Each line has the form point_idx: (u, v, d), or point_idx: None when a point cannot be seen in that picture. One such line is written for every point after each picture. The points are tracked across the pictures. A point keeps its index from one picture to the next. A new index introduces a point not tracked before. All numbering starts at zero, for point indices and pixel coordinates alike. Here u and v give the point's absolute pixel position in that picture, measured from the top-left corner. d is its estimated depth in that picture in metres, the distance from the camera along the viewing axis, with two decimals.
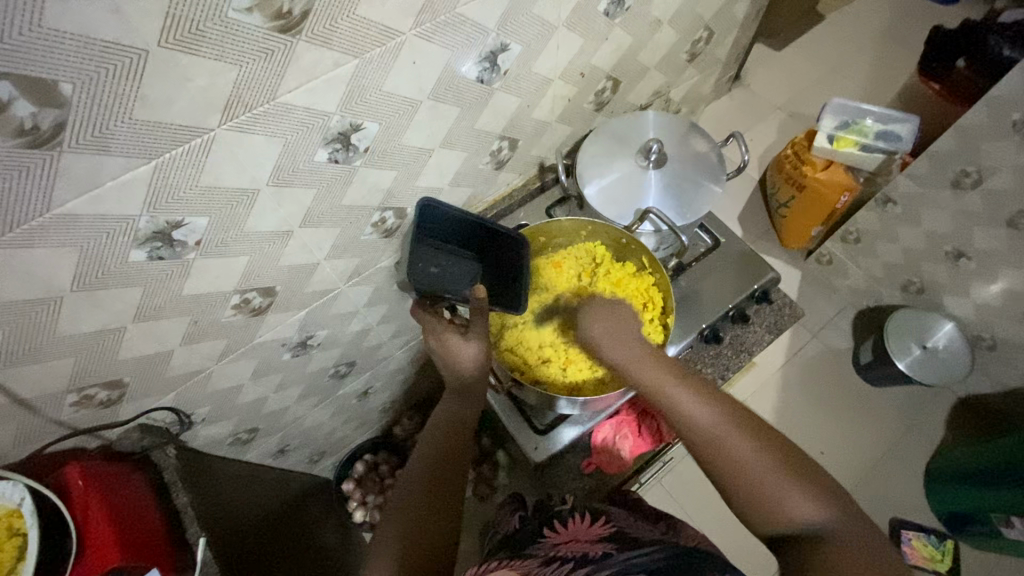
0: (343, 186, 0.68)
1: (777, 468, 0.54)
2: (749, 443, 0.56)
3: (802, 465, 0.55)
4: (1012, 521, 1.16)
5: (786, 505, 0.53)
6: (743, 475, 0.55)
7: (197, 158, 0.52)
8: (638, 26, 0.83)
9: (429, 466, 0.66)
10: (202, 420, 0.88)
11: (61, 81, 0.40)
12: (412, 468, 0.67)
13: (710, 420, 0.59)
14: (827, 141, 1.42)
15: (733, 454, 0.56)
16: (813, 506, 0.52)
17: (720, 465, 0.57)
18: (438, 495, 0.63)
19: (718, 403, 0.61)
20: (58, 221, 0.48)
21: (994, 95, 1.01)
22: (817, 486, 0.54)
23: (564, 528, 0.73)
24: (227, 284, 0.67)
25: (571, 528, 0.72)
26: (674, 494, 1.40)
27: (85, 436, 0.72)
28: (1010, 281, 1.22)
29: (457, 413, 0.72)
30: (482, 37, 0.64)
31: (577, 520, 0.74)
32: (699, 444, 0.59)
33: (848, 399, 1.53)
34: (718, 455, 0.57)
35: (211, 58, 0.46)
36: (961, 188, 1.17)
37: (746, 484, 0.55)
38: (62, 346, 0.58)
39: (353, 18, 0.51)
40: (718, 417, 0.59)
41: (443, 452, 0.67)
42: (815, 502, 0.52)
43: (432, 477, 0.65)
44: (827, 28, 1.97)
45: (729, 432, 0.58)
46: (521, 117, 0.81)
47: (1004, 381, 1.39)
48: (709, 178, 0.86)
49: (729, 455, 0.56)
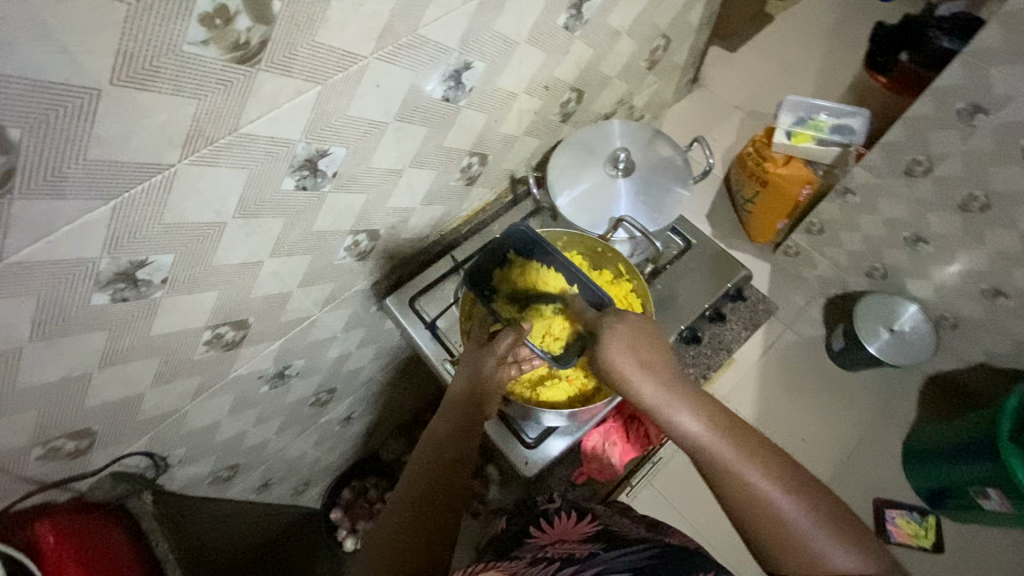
0: (314, 212, 0.67)
1: (826, 531, 0.49)
2: (804, 510, 0.50)
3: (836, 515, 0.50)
4: (989, 494, 1.21)
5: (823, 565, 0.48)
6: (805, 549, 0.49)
7: (159, 195, 0.50)
8: (598, 37, 0.84)
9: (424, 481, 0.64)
10: (178, 462, 0.85)
11: (10, 126, 0.39)
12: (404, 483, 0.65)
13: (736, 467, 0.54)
14: (785, 137, 1.47)
15: (786, 520, 0.50)
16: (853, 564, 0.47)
17: (771, 532, 0.50)
18: (433, 508, 0.62)
19: (769, 459, 0.54)
20: (12, 269, 0.45)
21: (938, 86, 1.06)
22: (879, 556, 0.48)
23: (551, 528, 0.73)
24: (197, 321, 0.65)
25: (558, 527, 0.73)
26: (664, 493, 1.41)
27: (54, 489, 0.69)
28: (968, 261, 1.28)
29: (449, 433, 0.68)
30: (445, 56, 0.64)
31: (563, 517, 0.75)
32: (746, 507, 0.52)
33: (824, 386, 1.57)
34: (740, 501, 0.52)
35: (167, 93, 0.44)
36: (914, 176, 1.22)
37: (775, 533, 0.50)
38: (22, 399, 0.56)
39: (313, 45, 0.50)
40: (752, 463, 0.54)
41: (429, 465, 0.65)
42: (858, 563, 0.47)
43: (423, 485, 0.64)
44: (776, 29, 2.04)
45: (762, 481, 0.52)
46: (488, 133, 0.82)
47: (968, 356, 1.45)
48: (677, 182, 0.88)
49: (774, 520, 0.50)
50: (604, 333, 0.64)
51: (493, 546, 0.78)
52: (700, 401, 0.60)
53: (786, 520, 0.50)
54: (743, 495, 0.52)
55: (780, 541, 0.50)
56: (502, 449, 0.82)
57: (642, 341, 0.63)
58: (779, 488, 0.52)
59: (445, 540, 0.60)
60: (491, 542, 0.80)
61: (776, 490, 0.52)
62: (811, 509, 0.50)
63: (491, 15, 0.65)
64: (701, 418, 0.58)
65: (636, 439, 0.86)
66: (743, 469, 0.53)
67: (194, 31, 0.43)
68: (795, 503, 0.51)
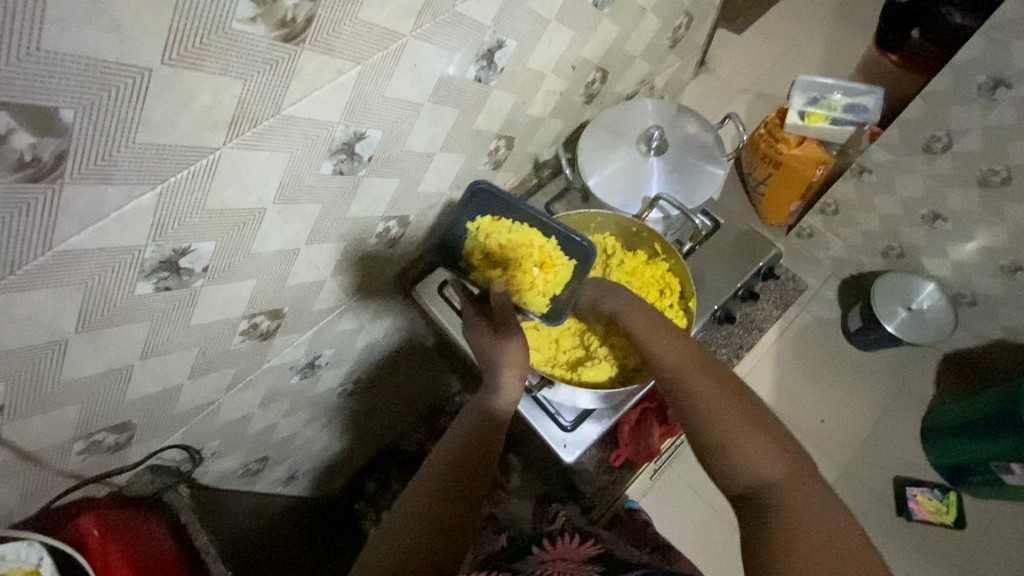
0: (348, 199, 0.66)
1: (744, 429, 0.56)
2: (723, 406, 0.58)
3: (764, 422, 0.56)
4: (1012, 469, 1.21)
5: (740, 455, 0.54)
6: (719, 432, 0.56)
7: (203, 180, 0.49)
8: (623, 15, 0.83)
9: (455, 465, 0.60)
10: (211, 455, 0.85)
11: (62, 108, 0.38)
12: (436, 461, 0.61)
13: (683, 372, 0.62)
14: (799, 117, 1.46)
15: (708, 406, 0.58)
16: (765, 457, 0.53)
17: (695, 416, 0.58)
18: (459, 491, 0.59)
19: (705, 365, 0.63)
20: (61, 258, 0.45)
21: (960, 60, 1.05)
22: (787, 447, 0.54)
23: (554, 547, 0.74)
24: (234, 311, 0.65)
25: (560, 547, 0.74)
26: (685, 478, 1.41)
27: (93, 484, 0.68)
28: (987, 238, 1.27)
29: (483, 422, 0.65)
30: (478, 34, 0.63)
31: (567, 538, 0.76)
32: (682, 392, 0.61)
33: (842, 366, 1.57)
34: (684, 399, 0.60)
35: (215, 73, 0.43)
36: (932, 152, 1.21)
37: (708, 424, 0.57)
38: (66, 393, 0.55)
39: (355, 23, 0.49)
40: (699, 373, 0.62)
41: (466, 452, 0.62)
42: (771, 458, 0.53)
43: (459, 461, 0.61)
44: (785, 9, 2.01)
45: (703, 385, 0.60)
46: (516, 115, 0.81)
47: (986, 334, 1.45)
48: (710, 160, 0.87)
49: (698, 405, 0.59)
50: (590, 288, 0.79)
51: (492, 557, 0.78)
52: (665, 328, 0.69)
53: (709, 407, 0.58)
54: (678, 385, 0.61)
55: (701, 422, 0.58)
56: (538, 432, 0.80)
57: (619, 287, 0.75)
58: (708, 382, 0.60)
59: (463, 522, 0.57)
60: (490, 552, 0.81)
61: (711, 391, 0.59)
62: (730, 404, 0.58)
63: None
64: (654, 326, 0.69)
65: (672, 422, 0.86)
66: (679, 371, 0.63)
67: (242, 8, 0.41)
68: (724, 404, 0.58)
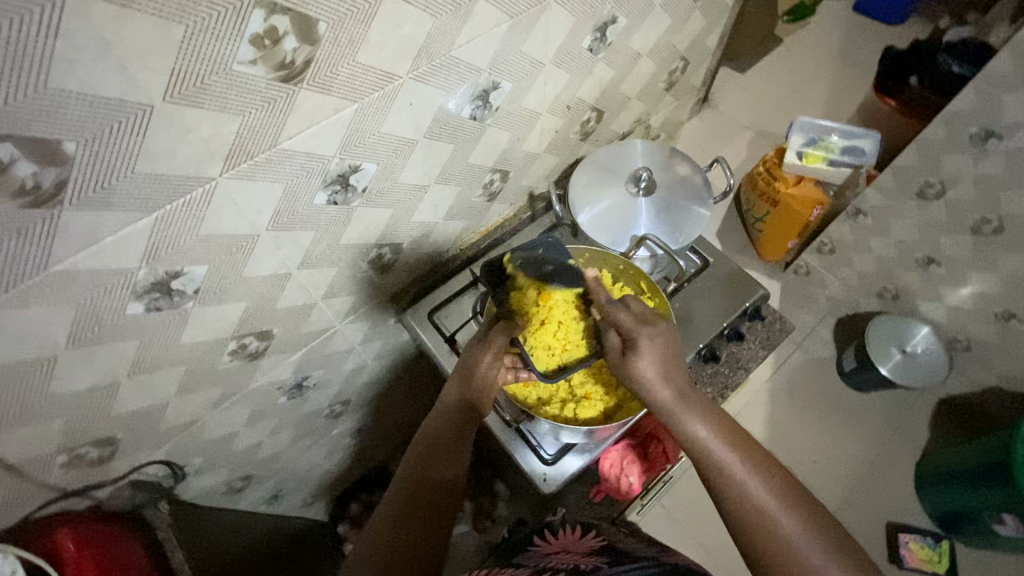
0: (342, 226, 0.68)
1: (833, 564, 0.50)
2: (808, 533, 0.52)
3: (854, 552, 0.51)
4: (1004, 519, 1.20)
5: None
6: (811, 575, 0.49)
7: (199, 208, 0.51)
8: (619, 60, 0.86)
9: (418, 473, 0.65)
10: (195, 471, 0.85)
11: (65, 140, 0.40)
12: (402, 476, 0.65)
13: (750, 489, 0.55)
14: (796, 158, 1.48)
15: (790, 539, 0.51)
16: None
17: (771, 542, 0.52)
18: (428, 508, 0.62)
19: (775, 479, 0.56)
20: (55, 278, 0.46)
21: (951, 111, 1.06)
22: None
23: (555, 539, 0.74)
24: (224, 331, 0.66)
25: (562, 539, 0.73)
26: (674, 513, 1.39)
27: (74, 496, 0.69)
28: (981, 283, 1.27)
29: (443, 428, 0.69)
30: (474, 76, 0.65)
31: (568, 530, 0.75)
32: (755, 521, 0.53)
33: (835, 406, 1.56)
34: (752, 521, 0.53)
35: (214, 110, 0.46)
36: (926, 199, 1.22)
37: (783, 556, 0.51)
38: (51, 407, 0.56)
39: (353, 65, 0.52)
40: (768, 494, 0.55)
41: (429, 459, 0.66)
42: None
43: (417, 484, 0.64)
44: (786, 52, 2.07)
45: (775, 509, 0.53)
46: (511, 150, 0.83)
47: (981, 380, 1.45)
48: (697, 202, 0.89)
49: (780, 542, 0.52)
50: (642, 339, 0.64)
51: (500, 552, 0.80)
52: (721, 421, 0.61)
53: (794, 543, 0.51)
54: (748, 503, 0.54)
55: (779, 551, 0.51)
56: (521, 467, 0.80)
57: (668, 355, 0.64)
58: (788, 512, 0.53)
59: (441, 532, 0.61)
60: (501, 547, 0.82)
61: (783, 512, 0.53)
62: (814, 526, 0.52)
63: (520, 37, 0.66)
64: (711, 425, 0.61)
65: (653, 458, 0.87)
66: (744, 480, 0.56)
67: (243, 51, 0.44)
68: (808, 532, 0.52)
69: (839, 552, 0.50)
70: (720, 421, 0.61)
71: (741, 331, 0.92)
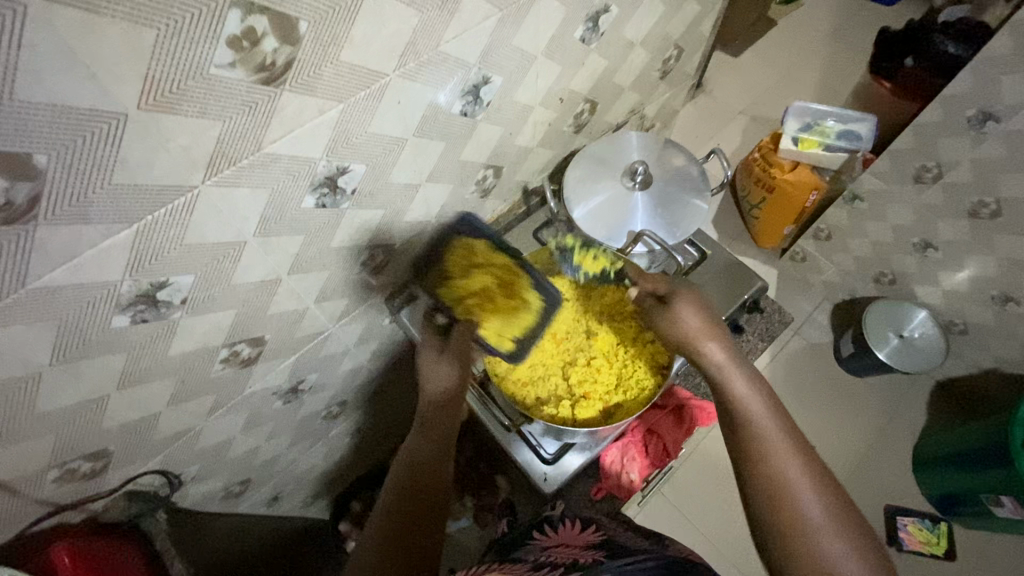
0: (332, 229, 0.66)
1: (831, 521, 0.51)
2: (811, 487, 0.54)
3: (856, 521, 0.53)
4: (1002, 501, 1.20)
5: (822, 550, 0.50)
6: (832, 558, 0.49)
7: (181, 217, 0.49)
8: (612, 49, 0.84)
9: (407, 478, 0.64)
10: (192, 479, 0.84)
11: (36, 153, 0.38)
12: (392, 482, 0.65)
13: (769, 434, 0.58)
14: (792, 143, 1.46)
15: (795, 486, 0.54)
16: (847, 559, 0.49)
17: (775, 481, 0.54)
18: (419, 511, 0.62)
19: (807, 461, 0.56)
20: (33, 295, 0.45)
21: (948, 94, 1.04)
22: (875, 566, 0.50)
23: (556, 533, 0.73)
24: (214, 340, 0.64)
25: (562, 533, 0.73)
26: (673, 502, 1.39)
27: (71, 510, 0.68)
28: (978, 267, 1.26)
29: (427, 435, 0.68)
30: (463, 70, 0.63)
31: (569, 525, 0.75)
32: (767, 460, 0.56)
33: (832, 392, 1.56)
34: (766, 461, 0.56)
35: (193, 116, 0.44)
36: (923, 183, 1.21)
37: (785, 501, 0.53)
38: (39, 424, 0.55)
39: (337, 64, 0.50)
40: (784, 442, 0.57)
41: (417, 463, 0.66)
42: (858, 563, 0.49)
43: (406, 487, 0.63)
44: (781, 34, 2.04)
45: (786, 459, 0.56)
46: (504, 145, 0.81)
47: (977, 362, 1.44)
48: (693, 194, 0.88)
49: (786, 486, 0.54)
50: (688, 306, 0.70)
51: (499, 546, 0.79)
52: (756, 381, 0.64)
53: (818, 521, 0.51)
54: (763, 446, 0.57)
55: (788, 491, 0.54)
56: (521, 466, 0.80)
57: (715, 319, 0.69)
58: (801, 463, 0.55)
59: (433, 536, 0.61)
60: (498, 542, 0.82)
61: (794, 462, 0.55)
62: (821, 486, 0.54)
63: (511, 30, 0.64)
64: (754, 392, 0.62)
65: (654, 453, 0.87)
66: (764, 426, 0.59)
67: (220, 54, 0.42)
68: (811, 486, 0.54)
69: (842, 514, 0.52)
70: (756, 380, 0.64)
71: (739, 324, 0.93)
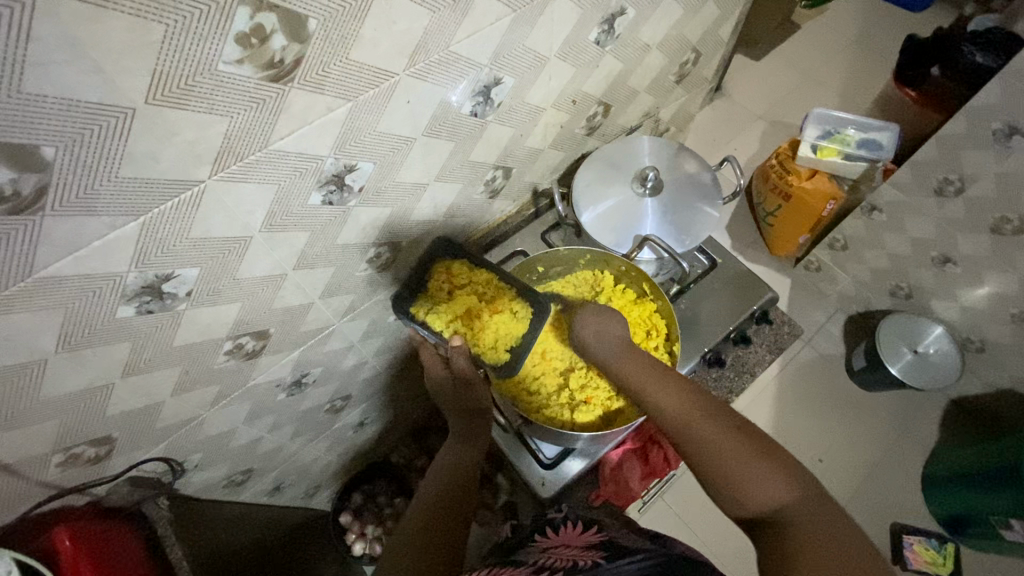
0: (339, 226, 0.66)
1: (747, 457, 0.55)
2: (720, 432, 0.58)
3: (770, 446, 0.56)
4: (1011, 525, 1.16)
5: (747, 485, 0.53)
6: (773, 509, 0.51)
7: (188, 211, 0.50)
8: (628, 52, 0.83)
9: (440, 487, 0.69)
10: (195, 466, 0.85)
11: (44, 145, 0.38)
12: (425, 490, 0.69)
13: (679, 410, 0.63)
14: (810, 151, 1.43)
15: (707, 442, 0.58)
16: (771, 484, 0.52)
17: (694, 446, 0.59)
18: (449, 513, 0.66)
19: (726, 419, 0.60)
20: (40, 284, 0.45)
21: (973, 105, 1.01)
22: (799, 479, 0.53)
23: (557, 534, 0.73)
24: (219, 332, 0.65)
25: (563, 535, 0.72)
26: (675, 509, 1.38)
27: (75, 493, 0.69)
28: (998, 284, 1.23)
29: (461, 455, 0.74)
30: (474, 71, 0.63)
31: (569, 526, 0.74)
32: (682, 433, 0.61)
33: (842, 405, 1.54)
34: (684, 437, 0.60)
35: (200, 112, 0.44)
36: (944, 196, 1.17)
37: (710, 458, 0.57)
38: (43, 410, 0.55)
39: (346, 61, 0.50)
40: (691, 408, 0.62)
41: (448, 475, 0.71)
42: (780, 485, 0.52)
43: (438, 495, 0.68)
44: (804, 38, 2.00)
45: (698, 420, 0.60)
46: (514, 146, 0.81)
47: (994, 381, 1.41)
48: (704, 201, 0.87)
49: (700, 450, 0.58)
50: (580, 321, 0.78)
51: (502, 550, 0.79)
52: (663, 369, 0.70)
53: (750, 479, 0.53)
54: (678, 423, 0.62)
55: (703, 449, 0.58)
56: (522, 469, 0.82)
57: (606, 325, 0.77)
58: (708, 419, 0.60)
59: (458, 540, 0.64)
60: (501, 544, 0.82)
61: (702, 421, 0.60)
62: (732, 430, 0.58)
63: (524, 31, 0.64)
64: (656, 380, 0.68)
65: (654, 463, 0.87)
66: (669, 405, 0.64)
67: (228, 51, 0.42)
68: (722, 432, 0.58)
69: (757, 446, 0.56)
70: (662, 369, 0.70)
71: (746, 335, 0.91)
